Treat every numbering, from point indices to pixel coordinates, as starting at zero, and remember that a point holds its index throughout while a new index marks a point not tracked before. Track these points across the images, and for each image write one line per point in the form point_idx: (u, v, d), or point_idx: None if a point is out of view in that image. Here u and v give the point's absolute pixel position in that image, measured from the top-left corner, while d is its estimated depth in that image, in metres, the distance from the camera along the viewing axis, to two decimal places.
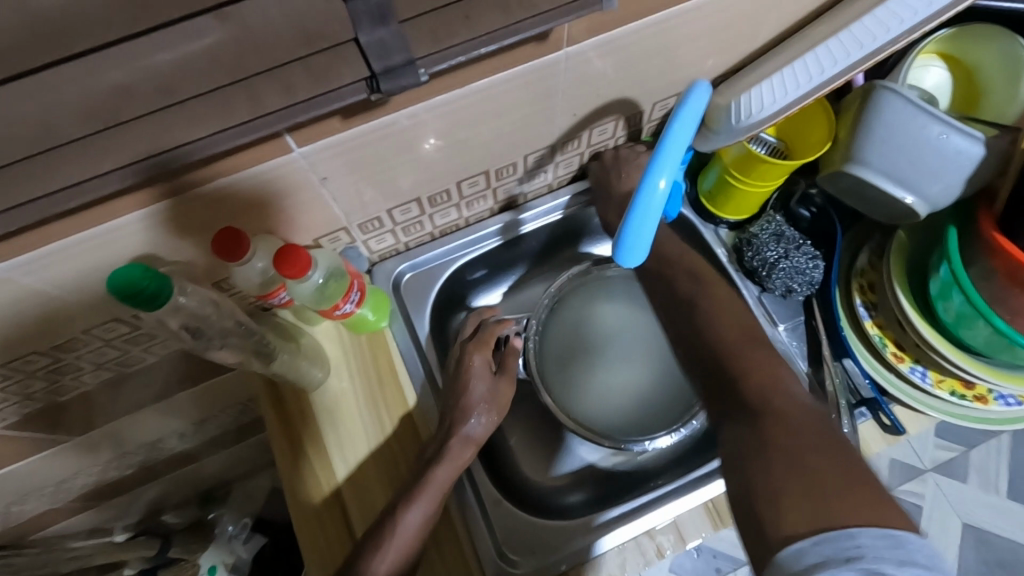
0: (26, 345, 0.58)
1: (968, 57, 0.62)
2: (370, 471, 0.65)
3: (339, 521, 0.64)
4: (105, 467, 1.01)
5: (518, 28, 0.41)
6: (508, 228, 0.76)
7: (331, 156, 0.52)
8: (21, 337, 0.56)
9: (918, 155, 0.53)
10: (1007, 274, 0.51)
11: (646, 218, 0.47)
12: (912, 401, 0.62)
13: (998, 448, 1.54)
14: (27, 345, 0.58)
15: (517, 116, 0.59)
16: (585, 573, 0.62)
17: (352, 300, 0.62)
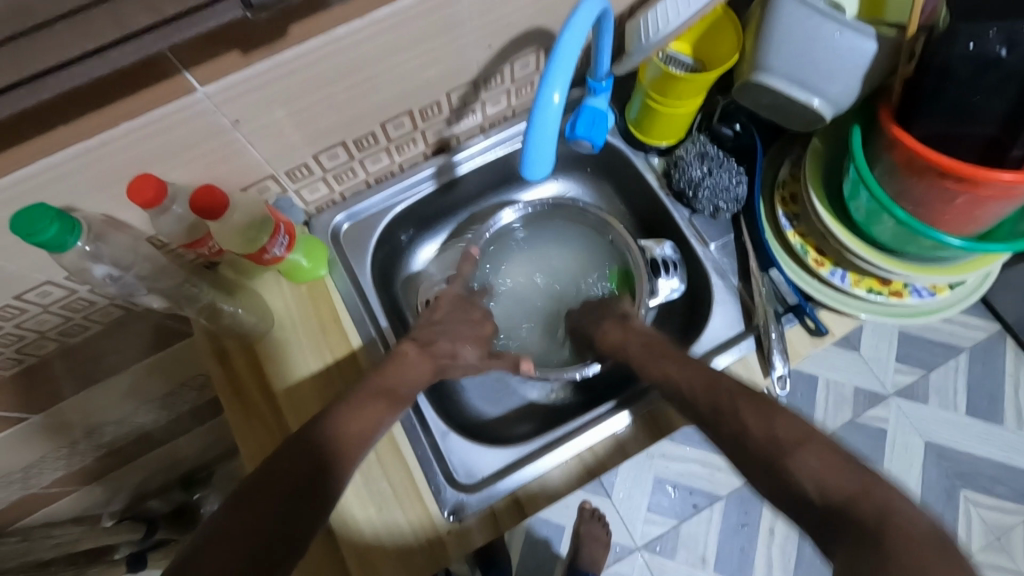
0: None
1: None
2: (313, 403, 0.67)
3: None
4: (80, 447, 0.99)
5: None
6: (442, 171, 0.77)
7: (239, 94, 0.52)
8: None
9: (815, 56, 0.55)
10: (910, 167, 0.53)
11: (547, 132, 0.48)
12: (833, 302, 0.65)
13: (955, 367, 1.61)
14: None
15: (430, 48, 0.59)
16: (534, 492, 0.64)
17: (281, 244, 0.63)
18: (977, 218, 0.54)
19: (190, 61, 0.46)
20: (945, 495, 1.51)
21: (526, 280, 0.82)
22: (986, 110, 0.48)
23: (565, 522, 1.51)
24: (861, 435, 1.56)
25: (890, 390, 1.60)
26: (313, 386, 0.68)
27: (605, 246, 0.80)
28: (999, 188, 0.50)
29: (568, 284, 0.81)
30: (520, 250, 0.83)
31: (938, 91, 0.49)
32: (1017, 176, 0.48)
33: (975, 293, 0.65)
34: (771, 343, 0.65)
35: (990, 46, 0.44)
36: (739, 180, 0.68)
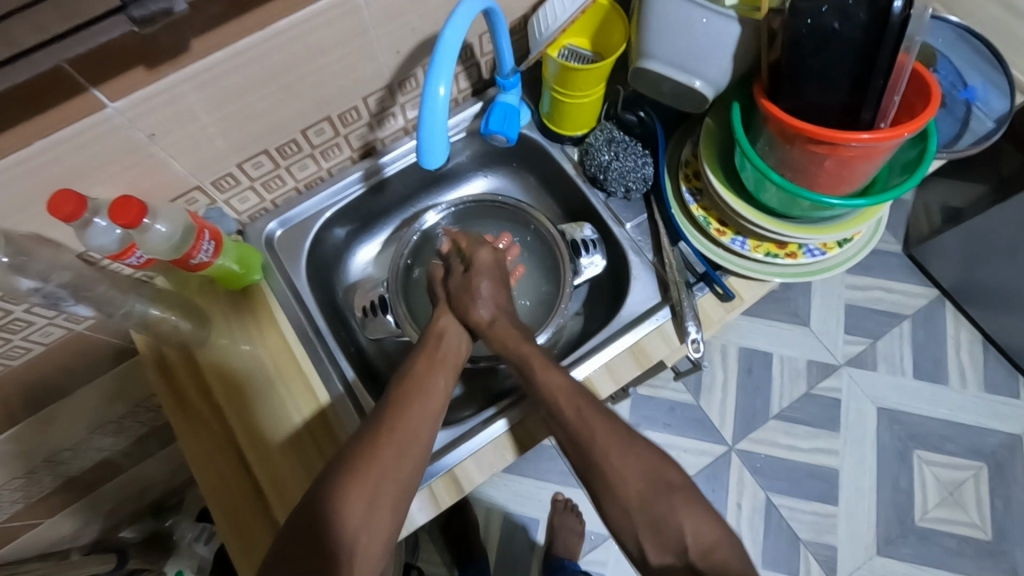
0: None
1: None
2: (284, 470, 0.67)
3: (258, 512, 0.67)
4: (38, 478, 1.00)
5: None
6: (370, 174, 0.80)
7: (151, 108, 0.54)
8: None
9: (687, 41, 0.60)
10: (782, 136, 0.58)
11: (438, 123, 0.52)
12: (737, 267, 0.70)
13: (899, 334, 1.68)
14: None
15: (339, 55, 0.63)
16: (470, 467, 0.67)
17: (205, 249, 0.65)
18: (848, 178, 0.60)
19: (95, 78, 0.49)
20: (898, 457, 1.58)
21: None
22: (834, 78, 0.53)
23: (540, 515, 1.53)
24: (816, 405, 1.63)
25: (841, 361, 1.67)
26: (280, 445, 0.68)
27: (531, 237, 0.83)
28: (860, 147, 0.55)
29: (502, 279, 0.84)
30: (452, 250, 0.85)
31: (793, 65, 0.54)
32: (871, 135, 0.53)
33: (866, 248, 0.70)
34: (685, 310, 0.70)
35: (825, 20, 0.49)
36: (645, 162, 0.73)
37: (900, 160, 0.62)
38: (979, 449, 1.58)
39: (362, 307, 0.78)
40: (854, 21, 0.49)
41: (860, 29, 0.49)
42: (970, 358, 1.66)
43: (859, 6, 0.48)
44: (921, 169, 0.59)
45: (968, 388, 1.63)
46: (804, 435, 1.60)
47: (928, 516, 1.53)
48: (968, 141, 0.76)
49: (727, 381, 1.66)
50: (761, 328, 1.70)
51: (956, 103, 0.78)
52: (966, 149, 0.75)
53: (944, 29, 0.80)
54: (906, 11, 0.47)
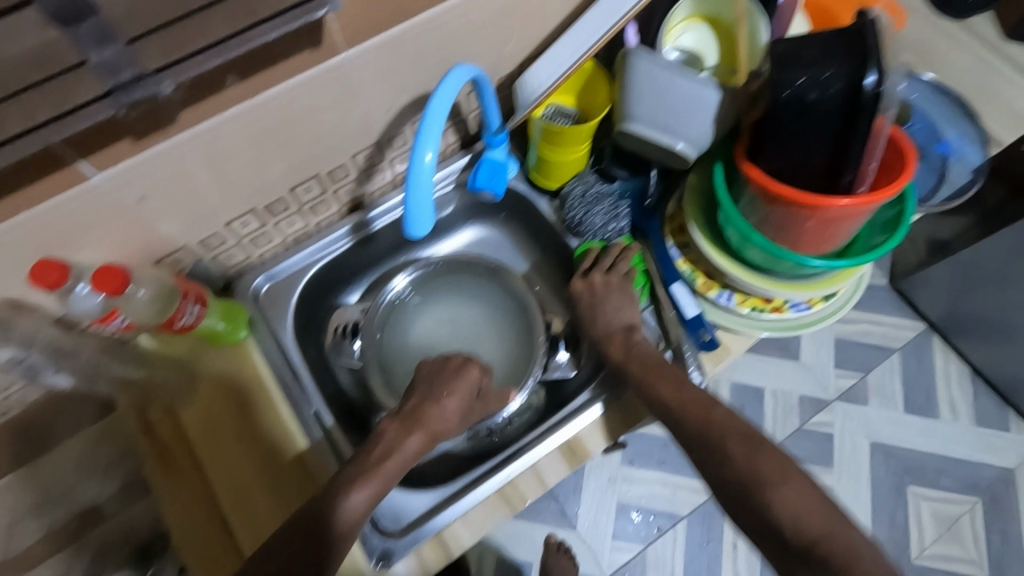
0: None
1: (724, 18, 0.69)
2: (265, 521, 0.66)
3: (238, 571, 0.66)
4: None
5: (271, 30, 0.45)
6: (358, 228, 0.80)
7: (139, 176, 0.55)
8: None
9: (667, 105, 0.61)
10: (762, 197, 0.59)
11: (424, 188, 0.53)
12: (723, 321, 0.71)
13: (889, 367, 1.69)
14: None
15: (328, 117, 0.64)
16: (457, 528, 0.66)
17: (191, 312, 0.65)
18: (829, 238, 0.61)
19: (83, 149, 0.49)
20: (894, 492, 1.57)
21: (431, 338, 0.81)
22: (814, 144, 0.54)
23: (533, 557, 1.51)
24: (809, 440, 1.62)
25: (832, 396, 1.66)
26: (259, 493, 0.68)
27: (502, 291, 0.83)
28: (840, 211, 0.56)
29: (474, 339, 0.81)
30: (421, 310, 0.83)
31: (775, 130, 0.55)
32: (850, 200, 0.55)
33: (849, 303, 0.70)
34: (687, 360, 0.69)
35: (804, 91, 0.51)
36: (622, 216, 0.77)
37: (881, 220, 0.63)
38: (973, 483, 1.58)
39: (339, 326, 0.79)
40: (831, 93, 0.50)
41: (836, 101, 0.50)
42: (960, 391, 1.67)
43: (834, 79, 0.50)
44: (901, 230, 0.60)
45: (960, 420, 1.64)
46: None
47: (925, 553, 1.52)
48: (946, 193, 0.79)
49: None
50: (753, 362, 1.70)
51: (933, 156, 0.80)
52: (942, 204, 0.78)
53: (917, 85, 0.82)
54: (879, 86, 0.49)
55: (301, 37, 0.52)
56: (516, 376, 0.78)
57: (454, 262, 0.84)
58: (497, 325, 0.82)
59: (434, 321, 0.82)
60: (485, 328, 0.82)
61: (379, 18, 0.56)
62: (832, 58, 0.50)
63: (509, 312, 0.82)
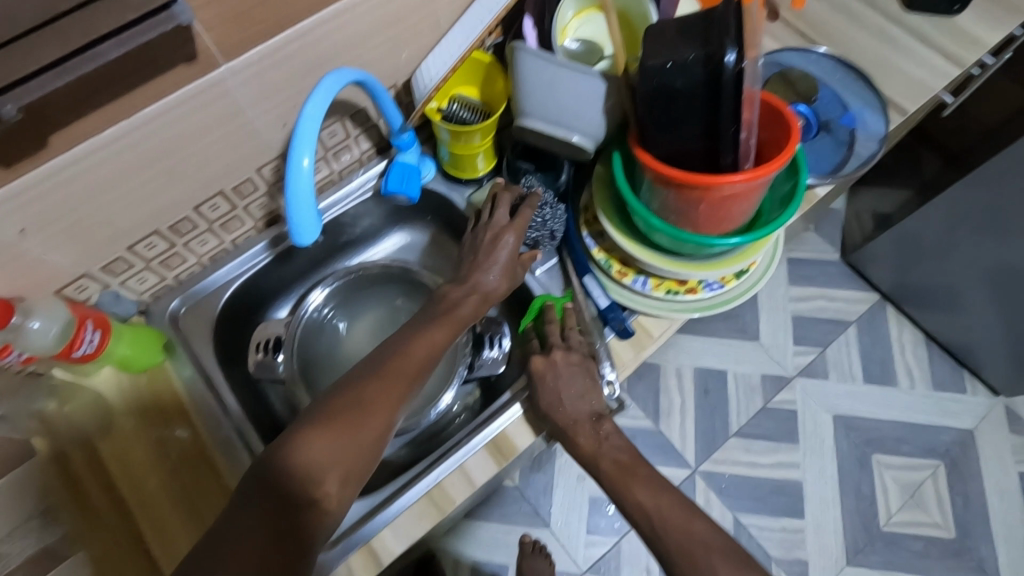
0: None
1: None
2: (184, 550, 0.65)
3: None
4: None
5: (120, 48, 0.44)
6: (276, 242, 0.79)
7: (18, 207, 0.53)
8: None
9: (555, 97, 0.61)
10: (657, 182, 0.60)
11: (304, 193, 0.53)
12: (639, 306, 0.71)
13: (846, 340, 1.72)
14: None
15: (219, 132, 0.62)
16: (387, 536, 0.65)
17: (89, 341, 0.63)
18: (728, 218, 0.61)
19: None
20: (858, 464, 1.59)
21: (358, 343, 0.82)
22: (693, 127, 0.55)
23: (508, 561, 1.50)
24: (773, 419, 1.64)
25: (791, 372, 1.69)
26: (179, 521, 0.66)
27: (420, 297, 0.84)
28: (734, 189, 0.56)
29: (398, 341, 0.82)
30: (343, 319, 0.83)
31: (654, 116, 0.55)
32: (741, 179, 0.55)
33: (763, 277, 0.71)
34: (598, 352, 0.69)
35: (671, 76, 0.51)
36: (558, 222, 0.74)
37: (778, 194, 0.64)
38: (933, 447, 1.61)
39: (262, 342, 0.78)
40: (696, 76, 0.51)
41: (703, 84, 0.51)
42: (915, 359, 1.70)
43: (698, 61, 0.50)
44: (795, 202, 0.61)
45: (916, 388, 1.67)
46: (765, 450, 1.61)
47: (894, 521, 1.54)
48: (853, 165, 0.79)
49: (685, 404, 1.66)
50: (713, 347, 1.72)
51: (839, 129, 0.81)
52: (853, 173, 0.78)
53: (818, 60, 0.85)
54: (738, 64, 0.49)
55: (168, 51, 0.51)
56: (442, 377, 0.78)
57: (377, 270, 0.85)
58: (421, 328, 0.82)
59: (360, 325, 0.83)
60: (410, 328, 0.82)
61: (252, 28, 0.55)
62: (695, 41, 0.51)
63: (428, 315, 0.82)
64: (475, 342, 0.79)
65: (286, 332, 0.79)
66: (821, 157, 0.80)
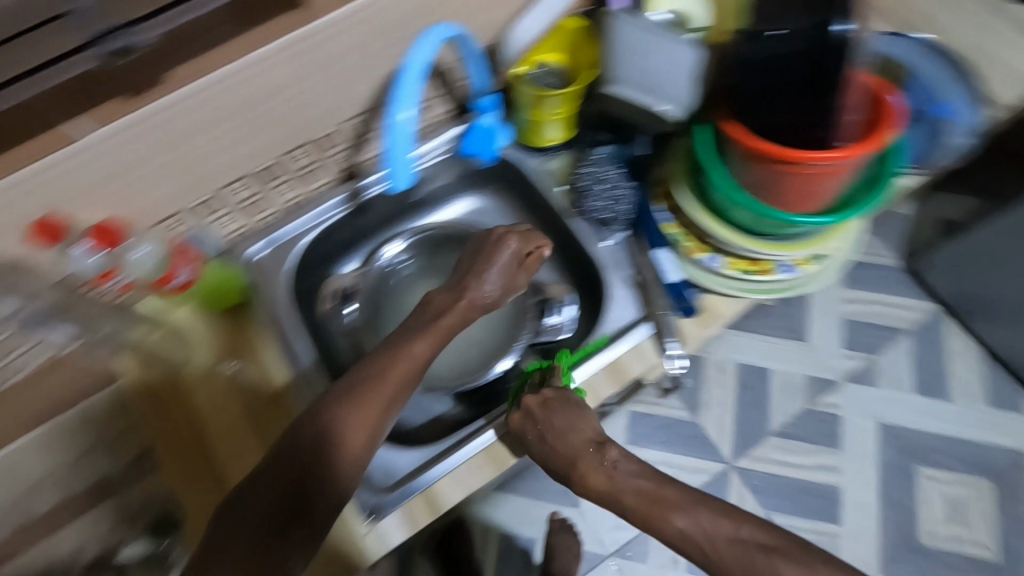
0: None
1: None
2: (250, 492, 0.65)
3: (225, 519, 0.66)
4: None
5: None
6: (353, 197, 0.81)
7: (132, 136, 0.57)
8: None
9: (645, 65, 0.63)
10: (747, 156, 0.59)
11: (402, 144, 0.62)
12: (709, 283, 0.71)
13: (899, 348, 1.64)
14: None
15: (313, 80, 0.65)
16: (447, 483, 0.67)
17: (182, 274, 0.69)
18: (815, 196, 0.60)
19: (72, 105, 0.51)
20: (903, 474, 1.53)
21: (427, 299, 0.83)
22: (789, 99, 0.55)
23: (537, 535, 1.51)
24: (817, 422, 1.58)
25: (841, 379, 1.61)
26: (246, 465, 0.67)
27: None
28: (822, 167, 0.56)
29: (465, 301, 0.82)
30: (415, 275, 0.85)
31: (748, 85, 0.57)
32: (831, 155, 0.54)
33: (841, 264, 0.70)
34: (665, 326, 0.70)
35: (770, 44, 0.54)
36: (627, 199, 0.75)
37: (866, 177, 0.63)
38: (983, 464, 1.54)
39: (334, 291, 0.80)
40: (793, 45, 0.54)
41: None
42: (973, 372, 1.63)
43: (794, 33, 0.53)
44: (882, 187, 0.60)
45: (971, 402, 1.60)
46: (806, 451, 1.55)
47: (937, 535, 1.49)
48: (943, 155, 0.77)
49: (725, 398, 1.61)
50: (756, 343, 1.65)
51: (929, 119, 0.78)
52: (940, 164, 0.76)
53: (911, 47, 0.82)
54: None
55: None
56: (502, 341, 0.78)
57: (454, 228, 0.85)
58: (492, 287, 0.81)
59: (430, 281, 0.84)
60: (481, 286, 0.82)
61: None
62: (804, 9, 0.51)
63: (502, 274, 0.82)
64: (538, 309, 0.79)
65: (357, 284, 0.81)
66: (911, 144, 0.77)
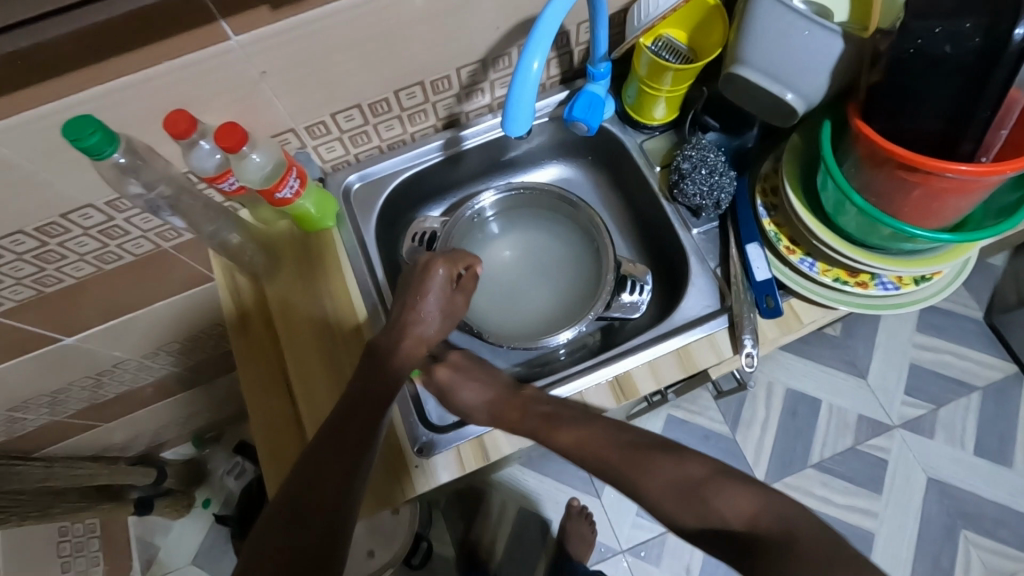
0: (23, 232, 0.67)
1: None
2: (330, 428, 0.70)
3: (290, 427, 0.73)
4: (118, 389, 1.12)
5: None
6: (450, 144, 0.83)
7: (270, 46, 0.59)
8: (20, 221, 0.66)
9: (783, 50, 0.60)
10: (870, 158, 0.57)
11: (528, 94, 0.54)
12: (799, 287, 0.68)
13: (966, 405, 1.53)
14: (24, 232, 0.68)
15: (439, 20, 0.65)
16: (497, 435, 0.68)
17: (290, 185, 0.69)
18: (938, 211, 0.57)
19: (226, 9, 0.54)
20: (944, 534, 1.44)
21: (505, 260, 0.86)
22: (937, 104, 0.52)
23: (555, 515, 1.44)
24: (861, 462, 1.50)
25: (895, 424, 1.53)
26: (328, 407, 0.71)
27: (569, 224, 0.85)
28: (957, 179, 0.52)
29: (540, 268, 0.85)
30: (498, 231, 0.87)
31: (897, 87, 0.53)
32: (971, 168, 0.51)
33: (942, 292, 0.67)
34: (744, 324, 0.68)
35: (937, 42, 0.48)
36: (727, 185, 0.72)
37: (997, 204, 0.59)
38: None
39: (416, 234, 0.82)
40: (967, 44, 0.47)
41: (972, 53, 0.48)
42: None
43: (975, 31, 0.47)
44: (1017, 214, 0.56)
45: None
46: (843, 490, 1.49)
47: None
48: None
49: (769, 419, 1.56)
50: (814, 372, 1.59)
51: None
52: None
53: None
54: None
55: None
56: (576, 312, 0.81)
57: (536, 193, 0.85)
58: (567, 260, 0.85)
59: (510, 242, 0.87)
60: (555, 256, 0.85)
61: None
62: (978, 8, 0.47)
63: (575, 249, 0.85)
64: (616, 283, 0.79)
65: (442, 229, 0.82)
66: None
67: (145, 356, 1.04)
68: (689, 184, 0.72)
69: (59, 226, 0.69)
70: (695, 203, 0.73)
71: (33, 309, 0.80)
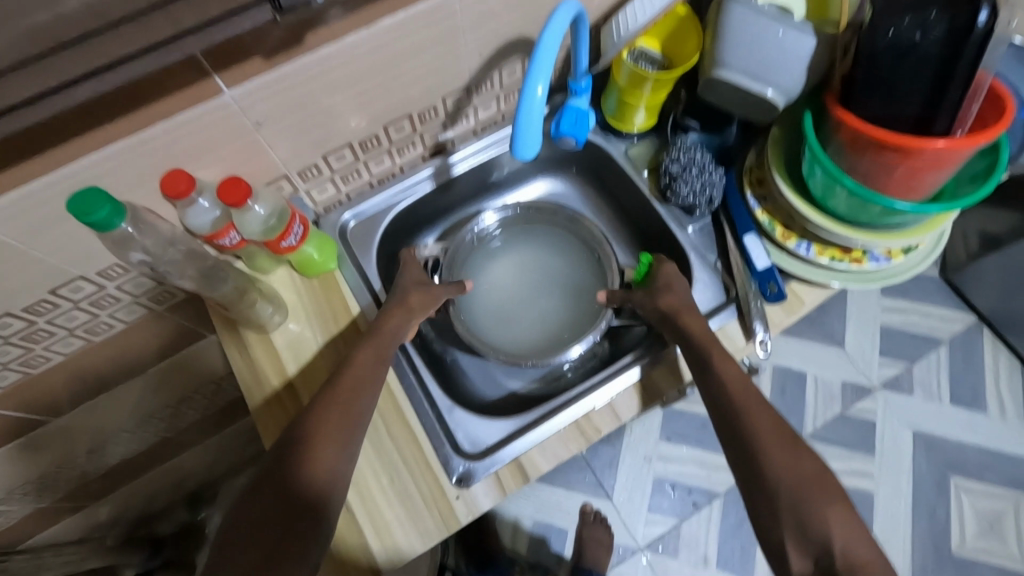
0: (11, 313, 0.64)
1: None
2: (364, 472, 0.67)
3: None
4: (107, 464, 1.05)
5: None
6: (440, 172, 0.83)
7: (264, 95, 0.58)
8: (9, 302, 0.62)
9: (761, 51, 0.63)
10: (855, 143, 0.60)
11: (533, 117, 0.55)
12: (800, 270, 0.72)
13: (937, 359, 1.62)
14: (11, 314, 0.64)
15: (426, 53, 0.66)
16: (533, 455, 0.69)
17: (295, 234, 0.68)
18: (921, 184, 0.61)
19: (221, 63, 0.53)
20: (936, 487, 1.50)
21: (507, 279, 0.87)
22: (911, 89, 0.55)
23: (569, 526, 1.43)
24: (850, 428, 1.56)
25: (877, 387, 1.60)
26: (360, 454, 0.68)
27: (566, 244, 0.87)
28: (935, 155, 0.56)
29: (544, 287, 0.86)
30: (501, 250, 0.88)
31: (873, 75, 0.57)
32: (948, 144, 0.55)
33: (928, 257, 0.71)
34: (752, 313, 0.71)
35: (907, 32, 0.52)
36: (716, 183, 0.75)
37: (971, 170, 0.64)
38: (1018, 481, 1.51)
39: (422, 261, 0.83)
40: (935, 32, 0.51)
41: (939, 41, 0.51)
42: (1011, 389, 1.59)
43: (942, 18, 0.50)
44: (992, 177, 0.60)
45: (1009, 418, 1.56)
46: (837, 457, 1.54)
47: (967, 547, 1.46)
48: None
49: None
50: (796, 346, 1.65)
51: None
52: None
53: None
54: (990, 24, 0.49)
55: None
56: (581, 328, 0.82)
57: (535, 212, 0.87)
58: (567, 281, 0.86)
59: (510, 263, 0.87)
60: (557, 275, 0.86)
61: None
62: None
63: (576, 267, 0.86)
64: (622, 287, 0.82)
65: (443, 255, 0.84)
66: None
67: (135, 426, 0.98)
68: (683, 186, 0.75)
69: (49, 302, 0.66)
70: (688, 203, 0.76)
71: (19, 392, 0.75)
